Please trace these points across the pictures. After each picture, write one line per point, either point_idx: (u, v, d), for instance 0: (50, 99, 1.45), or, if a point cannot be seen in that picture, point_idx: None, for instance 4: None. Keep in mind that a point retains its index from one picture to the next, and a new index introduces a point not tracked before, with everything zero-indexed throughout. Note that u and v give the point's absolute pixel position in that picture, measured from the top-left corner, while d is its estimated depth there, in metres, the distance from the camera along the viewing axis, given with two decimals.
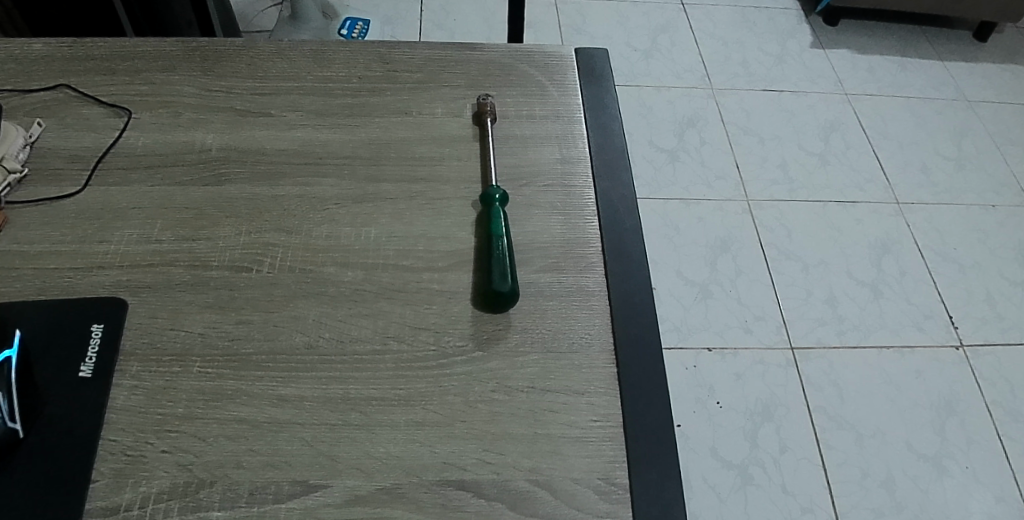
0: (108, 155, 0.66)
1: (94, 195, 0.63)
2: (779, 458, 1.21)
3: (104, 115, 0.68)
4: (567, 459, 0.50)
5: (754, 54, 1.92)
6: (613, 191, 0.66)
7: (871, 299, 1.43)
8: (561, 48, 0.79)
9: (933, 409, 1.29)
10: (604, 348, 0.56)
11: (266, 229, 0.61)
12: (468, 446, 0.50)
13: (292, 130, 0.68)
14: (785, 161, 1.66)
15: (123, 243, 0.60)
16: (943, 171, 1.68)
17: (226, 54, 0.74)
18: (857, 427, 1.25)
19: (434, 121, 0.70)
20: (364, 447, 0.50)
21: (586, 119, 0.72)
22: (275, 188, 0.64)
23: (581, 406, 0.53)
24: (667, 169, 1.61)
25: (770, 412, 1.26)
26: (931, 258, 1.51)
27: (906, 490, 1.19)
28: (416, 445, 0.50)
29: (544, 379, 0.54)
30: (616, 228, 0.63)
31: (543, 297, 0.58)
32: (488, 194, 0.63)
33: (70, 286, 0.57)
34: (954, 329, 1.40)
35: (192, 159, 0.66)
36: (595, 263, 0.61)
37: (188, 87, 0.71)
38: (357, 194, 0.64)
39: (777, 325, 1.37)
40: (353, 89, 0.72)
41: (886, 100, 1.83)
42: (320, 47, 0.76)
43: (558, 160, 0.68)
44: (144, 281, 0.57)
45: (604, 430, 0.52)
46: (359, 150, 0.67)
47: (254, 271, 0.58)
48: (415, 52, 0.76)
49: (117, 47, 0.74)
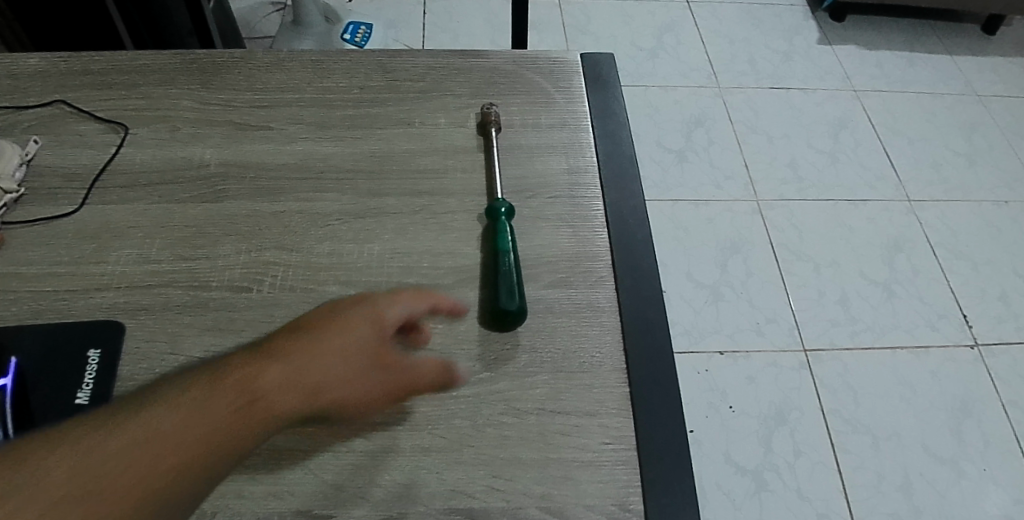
0: (105, 172, 0.64)
1: (91, 214, 0.61)
2: (794, 463, 1.18)
3: (101, 130, 0.67)
4: (579, 485, 0.48)
5: (761, 51, 1.89)
6: (622, 202, 0.64)
7: (884, 299, 1.40)
8: (566, 53, 0.77)
9: (948, 410, 1.26)
10: (615, 366, 0.54)
11: (267, 247, 0.59)
12: (477, 472, 0.49)
13: (292, 143, 0.67)
14: (795, 159, 1.63)
15: (120, 264, 0.58)
16: (954, 167, 1.65)
17: (224, 66, 0.73)
18: (872, 429, 1.23)
19: (437, 132, 0.68)
20: (369, 474, 0.49)
21: (594, 128, 0.70)
22: (275, 205, 0.62)
23: (593, 429, 0.51)
24: (675, 169, 1.59)
25: (783, 416, 1.24)
26: (944, 256, 1.48)
27: (923, 494, 1.16)
28: (423, 472, 0.49)
29: (554, 401, 0.52)
30: (627, 240, 0.61)
31: (552, 314, 0.56)
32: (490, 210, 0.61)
33: (67, 309, 0.55)
34: (968, 329, 1.37)
35: (190, 176, 0.64)
36: (605, 277, 0.59)
37: (186, 101, 0.70)
38: (359, 209, 0.62)
39: (789, 327, 1.35)
40: (354, 100, 0.70)
41: (895, 96, 1.79)
42: (320, 56, 0.74)
43: (565, 171, 0.66)
44: (141, 302, 0.56)
45: (617, 453, 0.50)
46: (361, 163, 0.65)
47: (254, 291, 0.57)
48: (417, 61, 0.74)
49: (111, 60, 0.72)
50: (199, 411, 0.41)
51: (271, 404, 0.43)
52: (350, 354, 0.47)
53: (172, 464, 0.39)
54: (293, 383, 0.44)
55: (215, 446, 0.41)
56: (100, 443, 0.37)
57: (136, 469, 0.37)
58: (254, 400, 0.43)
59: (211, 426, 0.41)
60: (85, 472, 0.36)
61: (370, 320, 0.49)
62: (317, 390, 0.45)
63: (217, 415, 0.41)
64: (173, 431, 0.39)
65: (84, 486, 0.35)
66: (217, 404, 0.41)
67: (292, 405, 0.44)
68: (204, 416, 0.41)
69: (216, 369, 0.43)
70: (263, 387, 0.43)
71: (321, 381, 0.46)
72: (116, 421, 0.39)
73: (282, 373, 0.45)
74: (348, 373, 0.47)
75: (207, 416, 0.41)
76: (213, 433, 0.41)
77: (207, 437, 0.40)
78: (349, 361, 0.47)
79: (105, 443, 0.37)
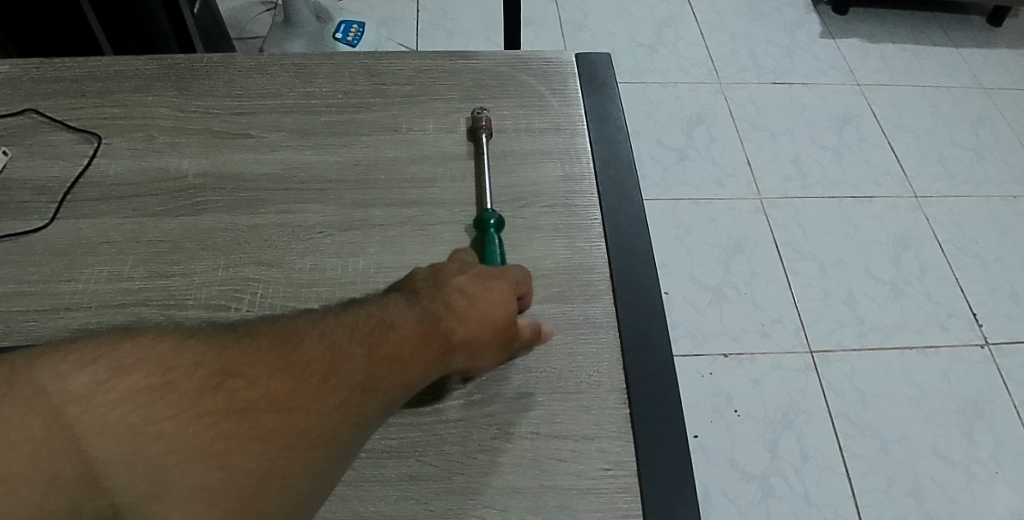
0: (77, 185, 0.61)
1: (61, 229, 0.58)
2: (801, 468, 1.12)
3: (73, 141, 0.64)
4: (576, 515, 0.45)
5: (762, 46, 1.82)
6: (620, 211, 0.61)
7: (892, 298, 1.33)
8: (560, 53, 0.74)
9: (959, 413, 1.19)
10: (615, 386, 0.51)
11: (246, 263, 0.56)
12: (468, 502, 0.46)
13: (273, 152, 0.64)
14: (798, 156, 1.56)
15: (93, 281, 0.55)
16: (961, 161, 1.57)
17: (202, 72, 0.69)
18: (881, 432, 1.16)
19: (424, 138, 0.65)
20: (352, 506, 0.45)
21: (590, 132, 0.67)
22: (255, 218, 0.59)
23: (591, 454, 0.48)
24: (676, 168, 1.52)
25: (790, 420, 1.17)
26: (952, 253, 1.41)
27: (933, 500, 1.10)
28: (410, 503, 0.46)
29: (549, 424, 0.49)
30: (625, 251, 0.58)
31: (546, 330, 0.53)
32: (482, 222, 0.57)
33: (35, 331, 0.53)
34: (977, 327, 1.30)
35: (166, 188, 0.61)
36: (603, 291, 0.56)
37: (163, 109, 0.67)
38: (343, 221, 0.59)
39: (795, 327, 1.28)
40: (338, 106, 0.67)
41: (900, 88, 1.72)
42: (302, 59, 0.71)
43: (560, 178, 0.63)
44: (113, 323, 0.53)
45: (617, 480, 0.47)
46: (345, 172, 0.62)
47: (232, 309, 0.54)
48: (404, 63, 0.71)
49: (84, 67, 0.69)
50: (413, 357, 0.43)
51: (456, 358, 0.46)
52: (507, 318, 0.48)
53: (390, 402, 0.42)
54: (471, 341, 0.46)
55: (418, 388, 0.44)
56: (347, 369, 0.41)
57: (370, 403, 0.41)
58: (446, 355, 0.45)
59: (419, 373, 0.44)
60: (333, 397, 0.39)
61: (513, 292, 0.50)
62: (484, 351, 0.47)
63: (425, 361, 0.44)
64: (396, 374, 0.42)
65: (330, 415, 0.39)
66: (424, 352, 0.44)
67: (469, 360, 0.47)
68: (417, 362, 0.43)
69: (416, 318, 0.45)
70: (453, 343, 0.45)
71: (490, 342, 0.47)
72: (359, 351, 0.41)
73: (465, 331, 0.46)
74: (506, 337, 0.48)
75: (419, 363, 0.44)
76: (418, 378, 0.44)
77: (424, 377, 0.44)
78: (508, 325, 0.49)
79: (349, 375, 0.41)
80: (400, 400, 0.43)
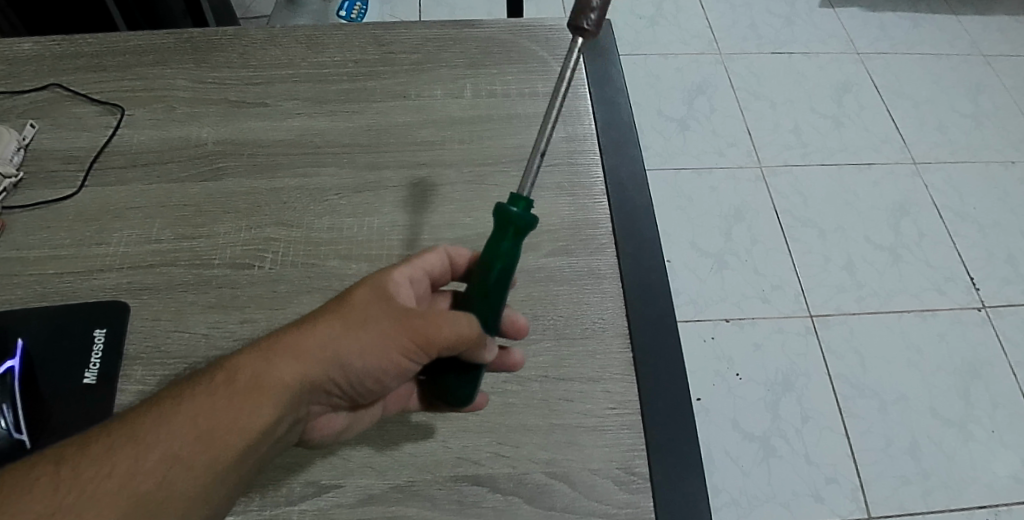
0: (103, 154, 0.64)
1: (90, 196, 0.61)
2: (801, 429, 1.16)
3: (97, 113, 0.67)
4: (585, 449, 0.49)
5: (763, 15, 1.82)
6: (622, 169, 0.64)
7: (890, 263, 1.35)
8: (560, 20, 0.76)
9: (955, 373, 1.22)
10: (618, 331, 0.54)
11: (266, 224, 0.59)
12: (483, 440, 0.49)
13: (289, 119, 0.66)
14: (799, 125, 1.57)
15: (123, 245, 0.58)
16: (960, 128, 1.59)
17: (218, 44, 0.72)
18: (880, 394, 1.20)
19: (432, 104, 0.68)
20: (375, 445, 0.49)
21: (592, 95, 0.69)
22: (273, 181, 0.62)
23: (598, 394, 0.51)
24: (678, 138, 1.54)
25: (790, 382, 1.20)
26: (952, 219, 1.43)
27: (930, 455, 1.14)
28: (429, 441, 0.49)
29: (557, 367, 0.52)
30: (627, 207, 0.61)
31: (553, 282, 0.57)
32: (514, 194, 0.45)
33: (71, 291, 0.56)
34: (975, 291, 1.32)
35: (188, 154, 0.64)
36: (606, 245, 0.59)
37: (181, 80, 0.69)
38: (357, 183, 0.62)
39: (796, 293, 1.31)
40: (349, 74, 0.70)
41: (899, 58, 1.72)
42: (314, 31, 0.73)
43: (563, 139, 0.65)
44: (144, 282, 0.56)
45: (621, 418, 0.50)
46: (358, 137, 0.65)
47: (256, 267, 0.57)
48: (411, 33, 0.74)
49: (104, 42, 0.72)
50: (170, 425, 0.37)
51: (245, 395, 0.39)
52: (328, 320, 0.42)
53: (147, 493, 0.35)
54: (272, 371, 0.40)
55: (190, 459, 0.36)
56: (50, 489, 0.33)
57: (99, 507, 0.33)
58: (226, 398, 0.38)
59: (176, 441, 0.36)
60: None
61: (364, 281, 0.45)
62: (290, 370, 0.40)
63: (188, 433, 0.37)
64: (130, 457, 0.35)
65: None
66: (181, 414, 0.37)
67: (278, 388, 0.40)
68: (164, 432, 0.36)
69: (167, 393, 0.39)
70: (235, 385, 0.39)
71: (300, 355, 0.41)
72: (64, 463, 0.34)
73: (256, 364, 0.40)
74: (342, 337, 0.42)
75: (181, 428, 0.37)
76: (185, 446, 0.36)
77: (194, 448, 0.37)
78: (336, 322, 0.42)
79: (55, 488, 0.33)
80: (166, 482, 0.35)
